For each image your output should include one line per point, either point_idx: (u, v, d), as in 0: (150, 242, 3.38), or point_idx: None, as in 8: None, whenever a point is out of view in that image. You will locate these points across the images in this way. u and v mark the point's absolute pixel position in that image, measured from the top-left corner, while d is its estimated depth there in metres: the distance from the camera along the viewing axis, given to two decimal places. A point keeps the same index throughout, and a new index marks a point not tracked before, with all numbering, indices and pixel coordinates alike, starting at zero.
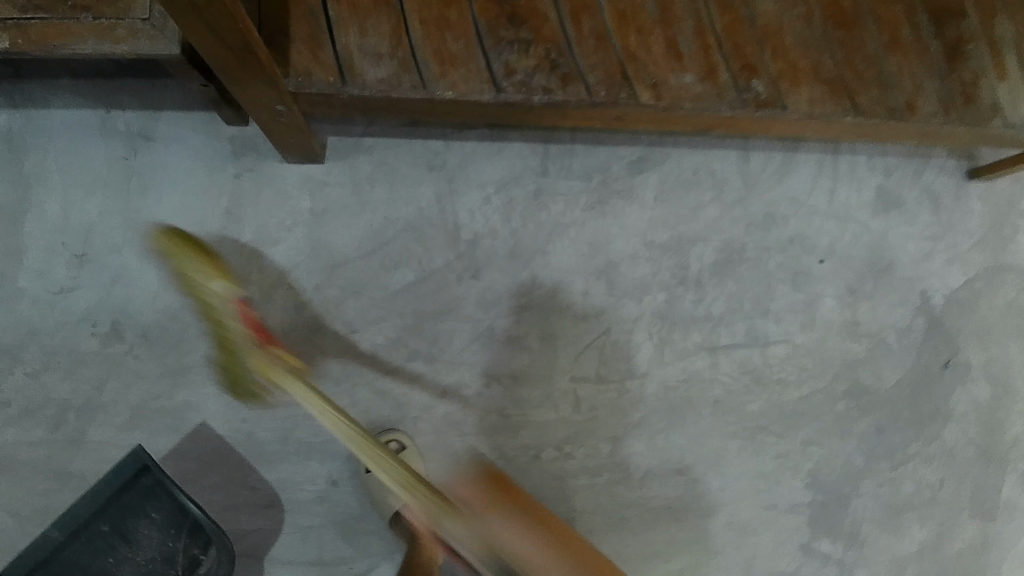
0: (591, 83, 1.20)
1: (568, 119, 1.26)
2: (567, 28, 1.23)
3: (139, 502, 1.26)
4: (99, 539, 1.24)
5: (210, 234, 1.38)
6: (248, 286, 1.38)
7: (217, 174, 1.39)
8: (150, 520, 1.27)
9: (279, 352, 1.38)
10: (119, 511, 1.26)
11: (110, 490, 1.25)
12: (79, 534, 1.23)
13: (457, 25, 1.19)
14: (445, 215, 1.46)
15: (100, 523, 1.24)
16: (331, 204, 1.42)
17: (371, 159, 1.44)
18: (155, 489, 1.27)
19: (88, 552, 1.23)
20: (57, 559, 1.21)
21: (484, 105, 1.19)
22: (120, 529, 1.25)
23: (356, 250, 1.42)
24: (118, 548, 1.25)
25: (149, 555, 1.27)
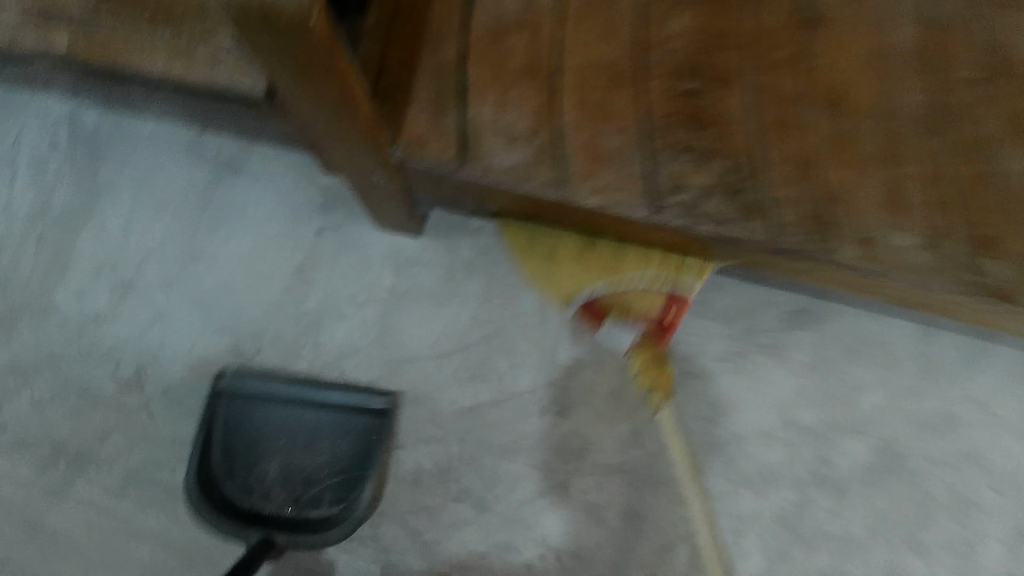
0: (775, 223, 0.89)
1: (734, 251, 0.95)
2: (760, 141, 0.89)
3: (340, 418, 1.13)
4: (290, 417, 1.12)
5: (270, 293, 1.16)
6: (296, 365, 1.15)
7: (298, 227, 1.17)
8: (332, 445, 1.12)
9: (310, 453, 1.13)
10: (345, 426, 1.13)
11: (338, 404, 1.13)
12: (290, 399, 1.12)
13: (621, 114, 0.88)
14: (545, 330, 1.19)
15: (319, 407, 1.13)
16: (415, 288, 1.17)
17: (477, 245, 1.18)
18: (361, 432, 1.13)
19: (263, 421, 1.11)
20: (260, 403, 1.12)
21: (637, 221, 0.92)
22: (312, 425, 1.12)
23: (427, 348, 1.17)
24: (286, 436, 1.11)
25: (302, 463, 1.11)
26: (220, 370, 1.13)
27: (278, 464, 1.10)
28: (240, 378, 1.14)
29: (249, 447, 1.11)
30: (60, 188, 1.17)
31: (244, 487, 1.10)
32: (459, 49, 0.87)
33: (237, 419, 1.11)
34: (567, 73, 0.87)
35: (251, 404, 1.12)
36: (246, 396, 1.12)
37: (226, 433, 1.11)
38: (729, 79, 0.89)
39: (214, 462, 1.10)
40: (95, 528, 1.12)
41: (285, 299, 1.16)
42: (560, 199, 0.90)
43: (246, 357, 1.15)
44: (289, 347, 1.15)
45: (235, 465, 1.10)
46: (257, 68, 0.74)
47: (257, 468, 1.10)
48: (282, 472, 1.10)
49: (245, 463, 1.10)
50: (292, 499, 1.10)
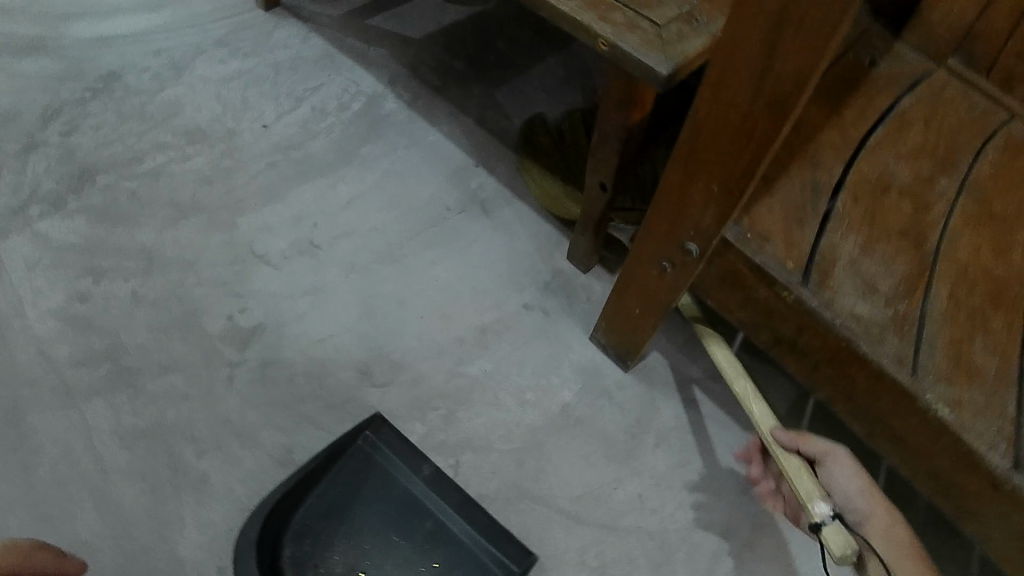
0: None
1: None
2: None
3: (468, 559, 0.80)
4: (417, 520, 0.82)
5: (441, 334, 0.94)
6: (411, 424, 0.87)
7: (511, 290, 0.98)
8: (421, 569, 0.80)
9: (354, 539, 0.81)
10: (457, 562, 0.80)
11: (460, 531, 0.82)
12: (427, 498, 0.83)
13: (998, 335, 0.69)
14: (718, 572, 0.85)
15: (453, 528, 0.82)
16: (592, 421, 0.90)
17: (684, 419, 0.93)
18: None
19: (382, 503, 0.83)
20: (396, 478, 0.84)
21: (977, 471, 0.66)
22: (421, 536, 0.81)
23: (566, 497, 0.86)
24: (394, 538, 0.81)
25: (377, 570, 0.79)
26: (377, 413, 0.85)
27: (359, 563, 0.80)
28: (347, 397, 0.89)
29: (343, 519, 0.82)
30: (323, 138, 1.11)
31: (306, 563, 0.79)
32: (837, 181, 0.75)
33: (355, 476, 0.84)
34: (948, 261, 0.72)
35: (386, 476, 0.84)
36: (386, 459, 0.84)
37: (333, 485, 0.83)
38: None
39: (297, 510, 0.81)
40: (75, 465, 0.84)
41: (450, 349, 0.92)
42: (899, 386, 0.67)
43: (370, 382, 0.89)
44: (418, 400, 0.88)
45: (317, 528, 0.81)
46: (669, 55, 0.64)
47: (335, 549, 0.80)
48: (354, 573, 0.79)
49: (329, 534, 0.81)
50: None
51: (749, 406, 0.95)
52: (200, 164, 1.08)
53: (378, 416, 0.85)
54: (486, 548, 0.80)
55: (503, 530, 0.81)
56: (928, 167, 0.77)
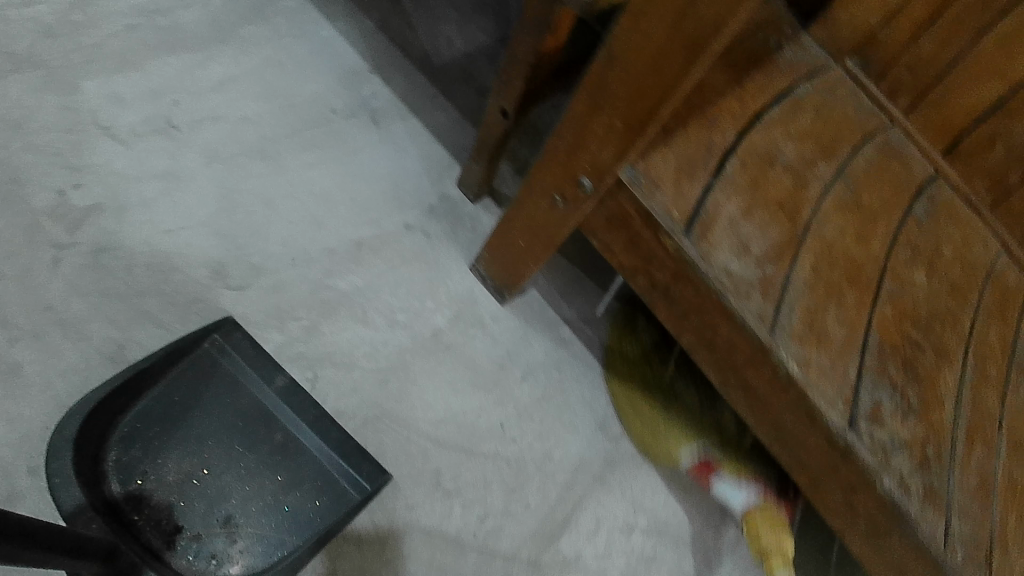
0: (955, 529, 0.74)
1: (876, 536, 0.77)
2: (959, 438, 0.79)
3: (317, 473, 0.78)
4: (263, 431, 0.77)
5: (308, 241, 0.86)
6: (265, 332, 0.81)
7: (394, 205, 0.91)
8: (265, 480, 0.76)
9: (190, 445, 0.75)
10: (304, 473, 0.77)
11: (310, 443, 0.78)
12: (277, 408, 0.78)
13: (850, 311, 0.76)
14: (566, 500, 0.88)
15: (303, 441, 0.78)
16: (461, 348, 0.88)
17: (553, 356, 0.93)
18: (305, 490, 0.77)
19: (227, 411, 0.77)
20: (246, 387, 0.78)
21: (811, 431, 0.73)
22: (267, 446, 0.77)
23: (426, 419, 0.84)
24: (237, 448, 0.76)
25: (216, 478, 0.75)
26: (230, 317, 0.79)
27: (196, 471, 0.75)
28: (194, 296, 0.80)
29: (182, 425, 0.76)
30: (197, 6, 0.97)
31: (135, 468, 0.73)
32: (732, 143, 0.74)
33: (199, 382, 0.77)
34: (815, 242, 0.76)
35: (233, 383, 0.78)
36: (236, 366, 0.79)
37: (172, 388, 0.76)
38: (943, 358, 0.82)
39: (128, 412, 0.74)
40: None
41: (319, 259, 0.86)
42: (757, 342, 0.69)
43: (223, 283, 0.82)
44: (276, 309, 0.82)
45: (149, 432, 0.74)
46: None
47: (170, 454, 0.74)
48: (189, 481, 0.74)
49: (162, 439, 0.75)
50: (178, 516, 0.73)
51: (616, 348, 0.96)
52: (40, 11, 0.91)
53: (230, 319, 0.80)
54: (339, 463, 0.78)
55: (358, 446, 0.79)
56: (815, 146, 0.79)
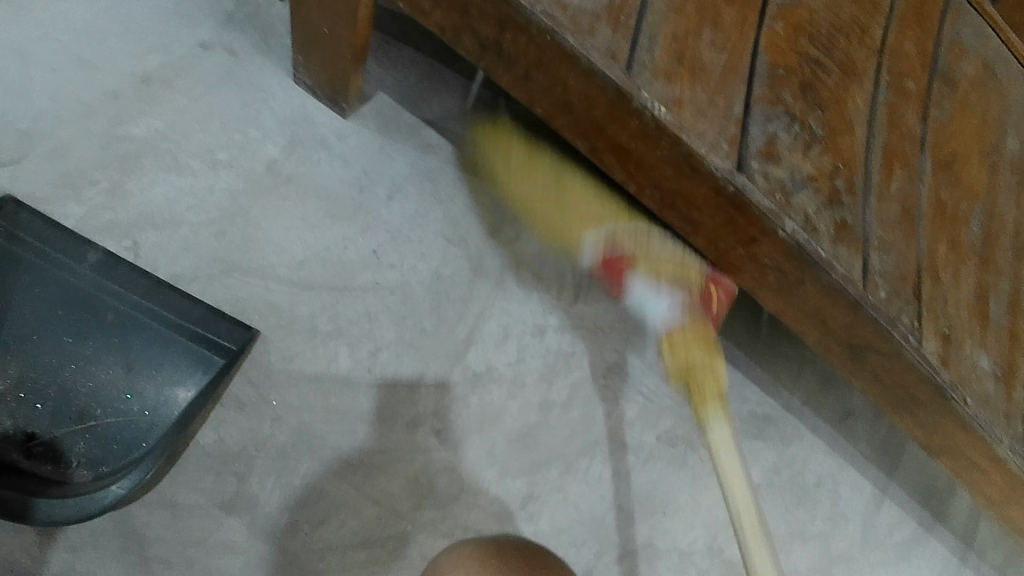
0: (874, 267, 0.68)
1: (789, 289, 0.70)
2: (872, 165, 0.71)
3: (170, 345, 0.70)
4: (92, 314, 0.69)
5: (84, 87, 0.73)
6: (61, 208, 0.70)
7: (179, 25, 0.77)
8: (111, 364, 0.69)
9: (12, 347, 0.67)
10: (155, 350, 0.70)
11: (152, 316, 0.70)
12: (97, 284, 0.68)
13: (729, 32, 0.64)
14: (467, 316, 0.81)
15: (142, 315, 0.70)
16: (305, 178, 0.77)
17: (419, 166, 0.82)
18: (161, 366, 0.70)
19: (43, 302, 0.68)
20: (52, 271, 0.68)
21: (699, 187, 0.63)
22: (104, 330, 0.69)
23: (283, 263, 0.75)
24: (70, 340, 0.68)
25: (54, 376, 0.67)
26: (7, 197, 0.68)
27: (31, 375, 0.67)
28: None
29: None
30: None
31: None
32: None
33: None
34: None
35: (36, 272, 0.68)
36: (32, 249, 0.68)
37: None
38: (852, 75, 0.71)
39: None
40: None
41: (101, 107, 0.73)
42: (612, 87, 0.58)
43: None
44: (66, 175, 0.71)
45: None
46: None
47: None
48: (26, 384, 0.67)
49: None
50: (25, 422, 0.66)
51: None
52: None
53: (9, 199, 0.68)
54: (190, 329, 0.70)
55: (207, 308, 0.71)
56: None
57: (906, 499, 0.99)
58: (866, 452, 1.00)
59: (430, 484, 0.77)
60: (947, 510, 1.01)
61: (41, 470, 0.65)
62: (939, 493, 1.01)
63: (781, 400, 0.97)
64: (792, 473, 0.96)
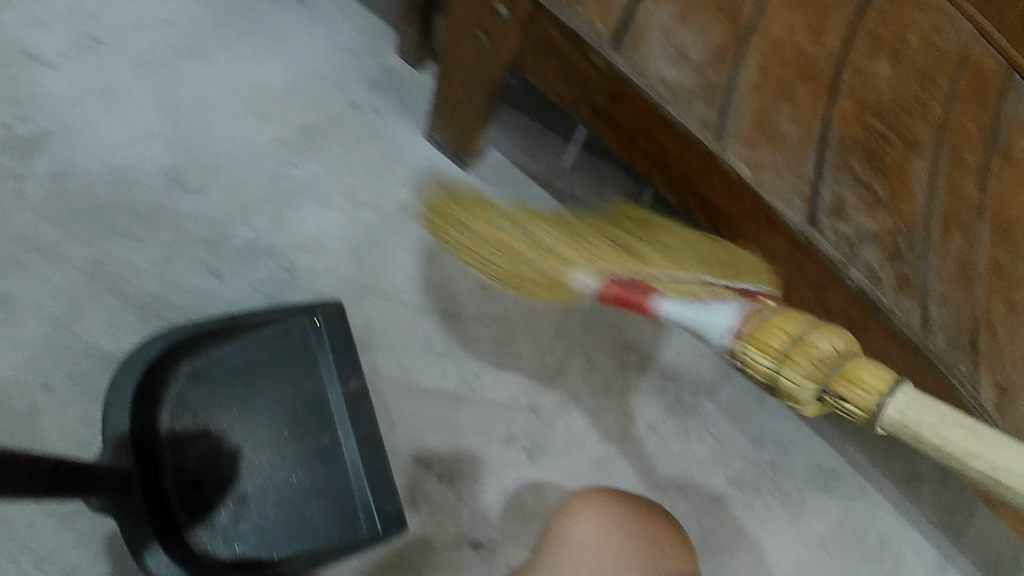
0: (933, 316, 0.76)
1: (855, 333, 0.78)
2: (932, 226, 0.78)
3: (336, 500, 0.79)
4: (309, 429, 0.80)
5: (257, 134, 0.87)
6: (234, 229, 0.83)
7: (334, 87, 0.90)
8: (285, 470, 0.78)
9: (228, 406, 0.78)
10: (322, 492, 0.79)
11: (343, 463, 0.80)
12: (332, 414, 0.80)
13: (802, 107, 0.75)
14: (556, 349, 0.92)
15: (347, 461, 0.80)
16: (430, 219, 0.90)
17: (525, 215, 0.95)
18: (329, 510, 0.78)
19: (288, 403, 0.79)
20: (304, 383, 0.80)
21: (776, 237, 0.74)
22: (301, 443, 0.79)
23: (405, 291, 0.87)
24: (283, 434, 0.79)
25: (241, 451, 0.78)
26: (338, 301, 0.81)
27: (235, 440, 0.78)
28: (158, 206, 0.82)
29: (243, 384, 0.79)
30: None
31: (189, 407, 0.77)
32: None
33: (293, 366, 0.80)
34: (761, 41, 0.75)
35: (356, 441, 0.80)
36: (321, 367, 0.81)
37: (261, 349, 0.79)
38: (912, 146, 0.79)
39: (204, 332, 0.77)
40: None
41: (271, 151, 0.87)
42: (705, 150, 0.70)
43: (183, 189, 0.83)
44: (240, 203, 0.84)
45: (215, 379, 0.78)
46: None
47: (217, 405, 0.78)
48: (223, 443, 0.77)
49: (221, 396, 0.78)
50: (211, 469, 0.77)
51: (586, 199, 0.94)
52: None
53: (338, 307, 0.82)
54: (365, 493, 0.79)
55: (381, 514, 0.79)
56: None
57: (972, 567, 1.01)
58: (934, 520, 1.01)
59: (517, 496, 0.87)
60: None
61: (191, 514, 0.75)
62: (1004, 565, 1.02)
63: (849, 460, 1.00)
64: (854, 528, 0.99)
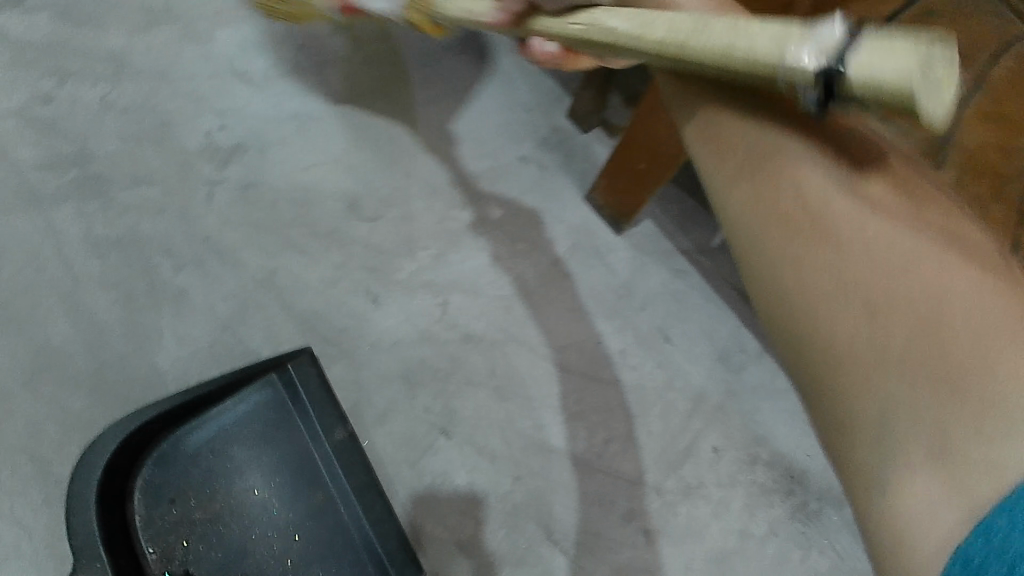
0: None
1: None
2: None
3: (359, 560, 0.74)
4: (303, 489, 0.75)
5: (429, 173, 0.90)
6: (396, 261, 0.86)
7: (507, 139, 0.93)
8: (293, 545, 0.71)
9: (213, 488, 0.70)
10: (338, 557, 0.73)
11: (350, 518, 0.76)
12: (322, 472, 0.76)
13: None
14: (687, 429, 0.89)
15: (349, 521, 0.75)
16: (579, 278, 0.91)
17: (671, 288, 0.93)
18: (354, 573, 0.73)
19: (276, 466, 0.74)
20: (288, 442, 0.75)
21: None
22: (297, 509, 0.73)
23: (547, 346, 0.87)
24: (275, 502, 0.72)
25: (236, 532, 0.70)
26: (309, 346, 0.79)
27: (220, 526, 0.69)
28: (331, 228, 0.86)
29: (219, 459, 0.71)
30: None
31: (160, 494, 0.67)
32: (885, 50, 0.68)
33: (269, 432, 0.75)
34: None
35: (348, 495, 0.76)
36: (303, 419, 0.77)
37: (233, 414, 0.73)
38: None
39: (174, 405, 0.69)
40: (49, 274, 0.82)
41: (441, 191, 0.90)
42: None
43: (356, 215, 0.87)
44: (405, 236, 0.87)
45: (188, 459, 0.70)
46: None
47: (195, 487, 0.69)
48: (210, 531, 0.68)
49: (200, 475, 0.70)
50: (201, 562, 0.67)
51: (734, 283, 0.94)
52: None
53: (310, 351, 0.79)
54: (377, 546, 0.75)
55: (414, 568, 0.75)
56: None
57: None
58: None
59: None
60: None
61: None
62: None
63: None
64: None
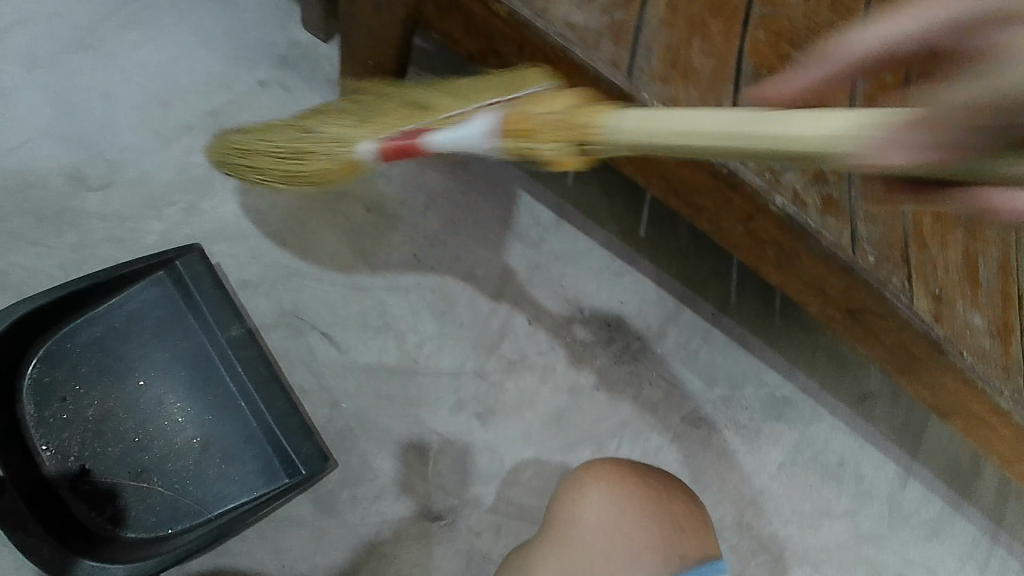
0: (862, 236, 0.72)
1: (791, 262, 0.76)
2: None
3: (254, 444, 0.78)
4: (205, 375, 0.78)
5: (160, 123, 0.83)
6: (147, 225, 0.81)
7: (238, 65, 0.86)
8: (191, 425, 0.77)
9: (103, 385, 0.75)
10: (238, 447, 0.77)
11: (259, 410, 0.78)
12: (219, 365, 0.79)
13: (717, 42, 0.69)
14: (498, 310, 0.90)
15: (251, 412, 0.78)
16: (352, 192, 0.87)
17: (452, 179, 0.92)
18: (255, 459, 0.77)
19: (173, 360, 0.78)
20: (184, 335, 0.79)
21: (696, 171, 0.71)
22: (201, 398, 0.78)
23: (335, 270, 0.85)
24: (169, 395, 0.77)
25: (134, 422, 0.76)
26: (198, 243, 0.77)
27: (118, 415, 0.75)
28: (61, 208, 0.79)
29: (109, 354, 0.76)
30: None
31: (52, 395, 0.74)
32: None
33: (158, 328, 0.78)
34: None
35: (248, 391, 0.78)
36: (194, 312, 0.79)
37: (119, 312, 0.77)
38: None
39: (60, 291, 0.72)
40: None
41: (178, 139, 0.83)
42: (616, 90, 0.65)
43: (87, 187, 0.80)
44: (150, 197, 0.82)
45: (77, 359, 0.75)
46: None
47: (89, 382, 0.75)
48: (106, 419, 0.75)
49: (93, 375, 0.75)
50: (98, 452, 0.74)
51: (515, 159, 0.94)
52: None
53: (196, 250, 0.77)
54: (279, 437, 0.77)
55: (316, 453, 0.76)
56: None
57: (934, 477, 1.03)
58: (891, 435, 1.03)
59: (472, 460, 0.86)
60: (974, 488, 1.04)
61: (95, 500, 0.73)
62: (964, 472, 1.04)
63: (801, 387, 1.01)
64: (813, 452, 1.00)
